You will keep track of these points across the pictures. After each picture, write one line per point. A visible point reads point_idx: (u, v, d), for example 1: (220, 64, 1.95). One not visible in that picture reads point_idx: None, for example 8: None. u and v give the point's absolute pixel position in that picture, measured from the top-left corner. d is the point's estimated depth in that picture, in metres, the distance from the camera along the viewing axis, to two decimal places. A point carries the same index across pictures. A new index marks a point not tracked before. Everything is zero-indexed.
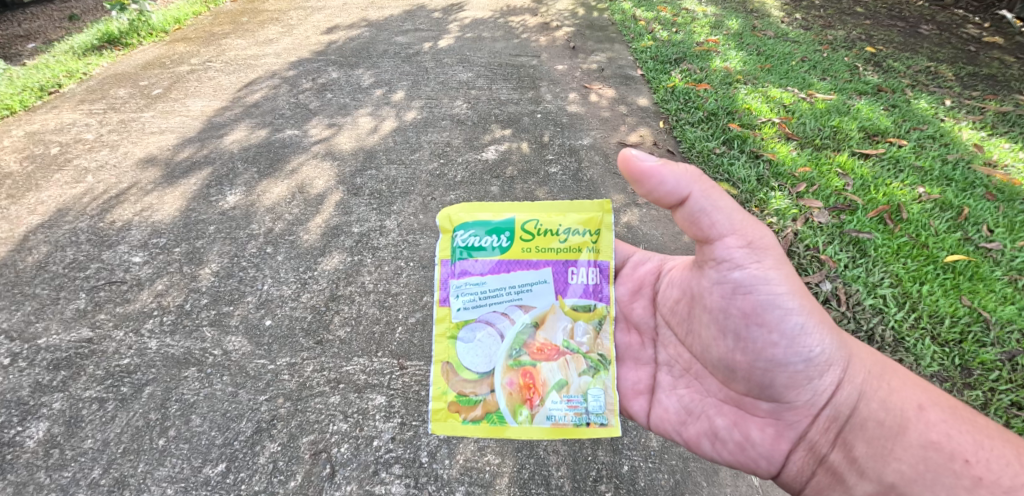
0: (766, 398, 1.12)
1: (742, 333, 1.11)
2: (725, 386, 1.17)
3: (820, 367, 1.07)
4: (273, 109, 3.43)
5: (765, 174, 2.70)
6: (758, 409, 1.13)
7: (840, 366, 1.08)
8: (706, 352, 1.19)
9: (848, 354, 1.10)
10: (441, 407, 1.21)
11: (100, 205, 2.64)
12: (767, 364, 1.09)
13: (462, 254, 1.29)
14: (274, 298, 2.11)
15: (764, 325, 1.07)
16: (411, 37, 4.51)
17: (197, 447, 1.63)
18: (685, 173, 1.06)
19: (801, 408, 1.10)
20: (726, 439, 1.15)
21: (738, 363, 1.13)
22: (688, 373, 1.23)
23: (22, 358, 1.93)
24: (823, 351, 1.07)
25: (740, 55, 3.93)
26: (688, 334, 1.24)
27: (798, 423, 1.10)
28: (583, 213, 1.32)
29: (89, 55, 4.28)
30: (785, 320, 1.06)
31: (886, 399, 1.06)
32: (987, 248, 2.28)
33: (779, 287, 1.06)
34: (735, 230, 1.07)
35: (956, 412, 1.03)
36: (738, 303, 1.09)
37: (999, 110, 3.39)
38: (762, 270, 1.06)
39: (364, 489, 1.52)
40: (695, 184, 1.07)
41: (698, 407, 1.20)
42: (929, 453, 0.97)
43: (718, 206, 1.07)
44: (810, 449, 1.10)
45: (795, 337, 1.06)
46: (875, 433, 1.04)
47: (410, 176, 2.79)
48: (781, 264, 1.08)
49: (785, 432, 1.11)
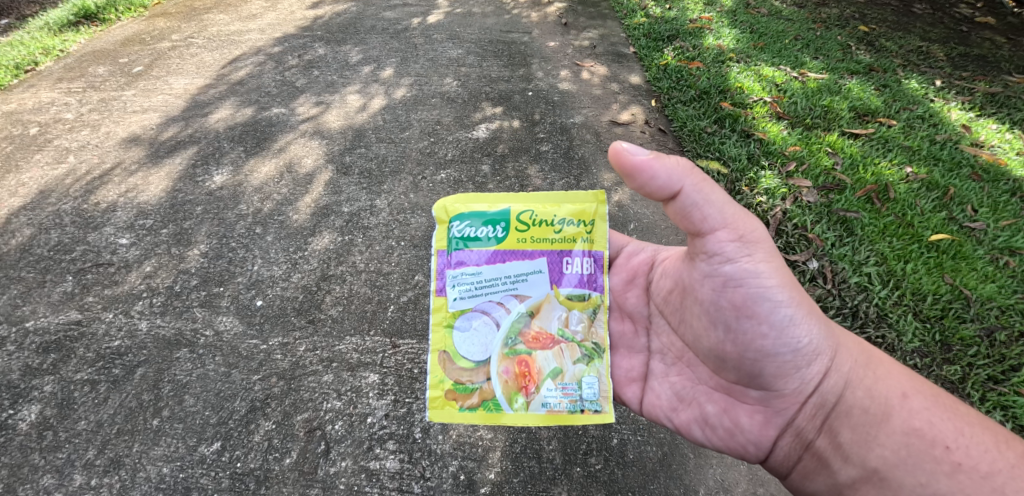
0: (754, 387, 1.14)
1: (732, 324, 1.12)
2: (716, 375, 1.20)
3: (808, 356, 1.10)
4: (259, 87, 3.35)
5: (755, 152, 2.70)
6: (747, 396, 1.16)
7: (827, 356, 1.10)
8: (697, 342, 1.21)
9: (836, 344, 1.12)
10: (438, 395, 1.22)
11: (84, 186, 2.59)
12: (754, 354, 1.11)
13: (458, 245, 1.29)
14: (265, 278, 2.10)
15: (754, 317, 1.09)
16: (399, 12, 4.41)
17: (192, 427, 1.64)
18: (676, 166, 1.04)
19: (789, 396, 1.12)
20: (717, 425, 1.19)
21: (728, 353, 1.15)
22: (682, 359, 1.26)
23: (11, 342, 1.91)
24: (811, 342, 1.09)
25: (733, 33, 3.89)
26: (680, 323, 1.25)
27: (785, 410, 1.13)
28: (576, 203, 1.32)
29: (65, 31, 4.12)
30: (774, 312, 1.08)
31: (870, 388, 1.10)
32: (971, 227, 2.32)
33: (768, 280, 1.07)
34: (726, 224, 1.07)
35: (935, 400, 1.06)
36: (728, 295, 1.11)
37: (989, 91, 3.40)
38: (752, 264, 1.07)
39: (359, 465, 1.54)
40: (686, 178, 1.05)
41: (689, 394, 1.24)
42: (911, 439, 1.00)
43: (709, 200, 1.06)
44: (797, 435, 1.13)
45: (784, 328, 1.08)
46: (860, 420, 1.07)
47: (400, 154, 2.76)
48: (771, 257, 1.08)
49: (773, 419, 1.14)
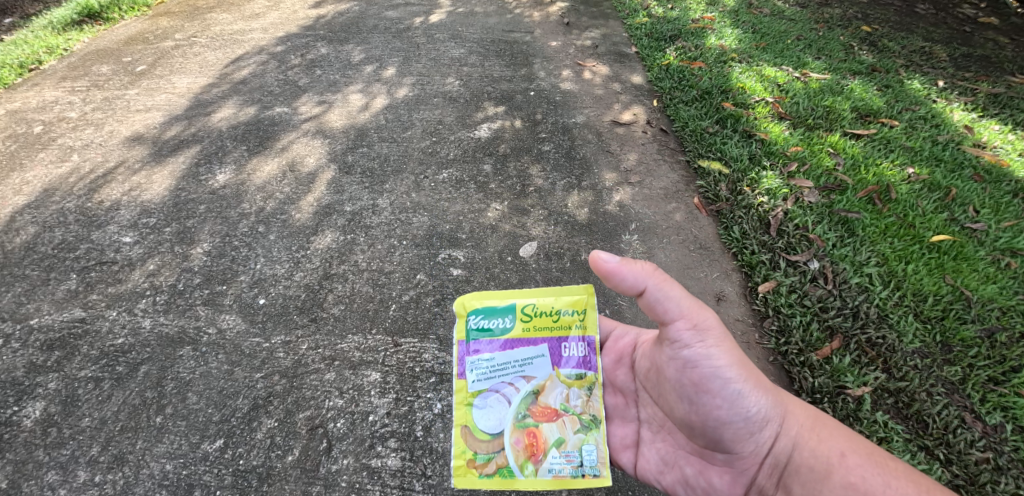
0: (719, 450, 1.19)
1: (695, 399, 1.17)
2: (689, 440, 1.23)
3: (760, 422, 1.14)
4: (261, 86, 3.36)
5: (757, 152, 2.70)
6: (715, 459, 1.20)
7: (777, 421, 1.15)
8: (669, 414, 1.24)
9: (785, 409, 1.16)
10: (460, 463, 1.24)
11: (88, 185, 2.61)
12: (716, 423, 1.16)
13: (474, 334, 1.32)
14: (267, 277, 2.11)
15: (709, 392, 1.14)
16: (402, 11, 4.41)
17: (195, 424, 1.65)
18: (641, 269, 1.11)
19: (748, 457, 1.17)
20: (694, 486, 1.21)
21: (694, 423, 1.18)
22: (655, 427, 1.29)
23: (15, 339, 1.92)
24: (761, 410, 1.14)
25: (735, 33, 3.89)
26: (657, 398, 1.27)
27: (747, 469, 1.17)
28: (571, 295, 1.36)
29: (69, 30, 4.14)
30: (727, 387, 1.12)
31: (817, 447, 1.13)
32: (973, 228, 2.32)
33: (722, 360, 1.12)
34: (683, 314, 1.14)
35: (869, 455, 1.10)
36: (688, 375, 1.16)
37: (991, 92, 3.40)
38: (705, 348, 1.13)
39: (360, 462, 1.55)
40: (649, 278, 1.12)
41: (672, 457, 1.25)
42: (852, 495, 1.04)
43: (669, 295, 1.13)
44: (759, 493, 1.17)
45: (736, 399, 1.13)
46: (809, 478, 1.10)
47: (402, 154, 2.77)
48: (724, 340, 1.14)
49: (738, 479, 1.18)
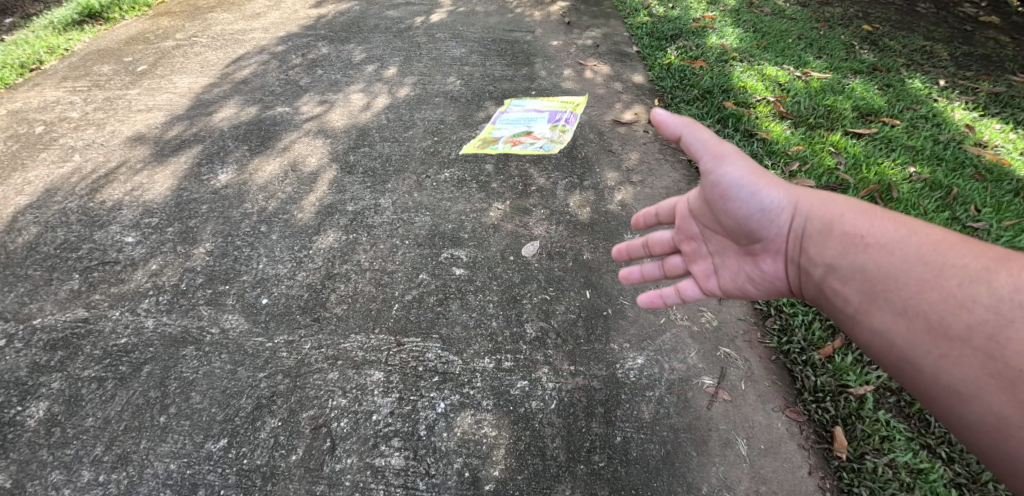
0: (756, 244, 1.09)
1: (727, 211, 1.09)
2: (733, 252, 1.16)
3: (778, 212, 1.04)
4: (263, 86, 3.36)
5: (759, 152, 2.70)
6: (758, 259, 1.10)
7: (796, 212, 1.03)
8: (717, 238, 1.19)
9: (813, 196, 1.02)
10: None
11: (90, 185, 2.61)
12: (727, 192, 1.06)
13: None
14: (270, 277, 2.12)
15: (728, 199, 1.07)
16: (402, 11, 4.41)
17: (199, 423, 1.65)
18: (694, 130, 1.05)
19: (777, 241, 1.05)
20: (747, 280, 1.15)
21: (732, 226, 1.11)
22: (715, 237, 1.19)
23: (19, 339, 1.92)
24: (781, 198, 1.04)
25: (736, 32, 3.89)
26: (704, 218, 1.21)
27: (782, 255, 1.06)
28: None
29: (69, 30, 4.14)
30: (748, 196, 1.05)
31: (844, 221, 0.96)
32: (975, 227, 2.32)
33: (736, 167, 1.05)
34: (708, 147, 1.05)
35: (949, 239, 0.82)
36: (717, 194, 1.08)
37: (992, 91, 3.40)
38: (722, 158, 1.05)
39: (364, 461, 1.55)
40: (695, 141, 1.06)
41: (726, 276, 1.19)
42: (867, 272, 0.88)
43: (700, 136, 1.06)
44: (795, 269, 1.04)
45: (751, 195, 1.05)
46: (834, 239, 0.95)
47: (404, 153, 2.77)
48: (740, 157, 1.06)
49: (774, 270, 1.08)
